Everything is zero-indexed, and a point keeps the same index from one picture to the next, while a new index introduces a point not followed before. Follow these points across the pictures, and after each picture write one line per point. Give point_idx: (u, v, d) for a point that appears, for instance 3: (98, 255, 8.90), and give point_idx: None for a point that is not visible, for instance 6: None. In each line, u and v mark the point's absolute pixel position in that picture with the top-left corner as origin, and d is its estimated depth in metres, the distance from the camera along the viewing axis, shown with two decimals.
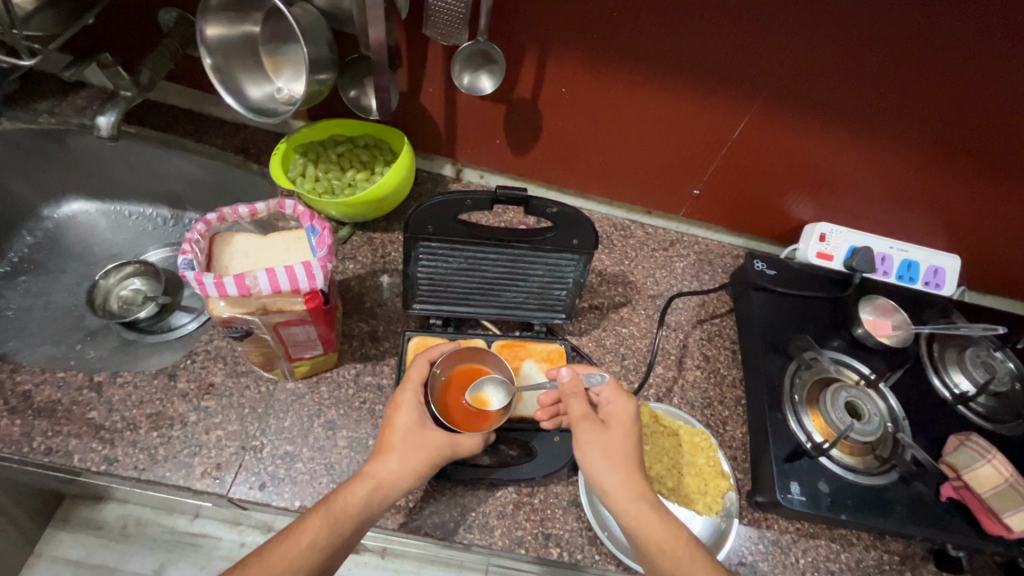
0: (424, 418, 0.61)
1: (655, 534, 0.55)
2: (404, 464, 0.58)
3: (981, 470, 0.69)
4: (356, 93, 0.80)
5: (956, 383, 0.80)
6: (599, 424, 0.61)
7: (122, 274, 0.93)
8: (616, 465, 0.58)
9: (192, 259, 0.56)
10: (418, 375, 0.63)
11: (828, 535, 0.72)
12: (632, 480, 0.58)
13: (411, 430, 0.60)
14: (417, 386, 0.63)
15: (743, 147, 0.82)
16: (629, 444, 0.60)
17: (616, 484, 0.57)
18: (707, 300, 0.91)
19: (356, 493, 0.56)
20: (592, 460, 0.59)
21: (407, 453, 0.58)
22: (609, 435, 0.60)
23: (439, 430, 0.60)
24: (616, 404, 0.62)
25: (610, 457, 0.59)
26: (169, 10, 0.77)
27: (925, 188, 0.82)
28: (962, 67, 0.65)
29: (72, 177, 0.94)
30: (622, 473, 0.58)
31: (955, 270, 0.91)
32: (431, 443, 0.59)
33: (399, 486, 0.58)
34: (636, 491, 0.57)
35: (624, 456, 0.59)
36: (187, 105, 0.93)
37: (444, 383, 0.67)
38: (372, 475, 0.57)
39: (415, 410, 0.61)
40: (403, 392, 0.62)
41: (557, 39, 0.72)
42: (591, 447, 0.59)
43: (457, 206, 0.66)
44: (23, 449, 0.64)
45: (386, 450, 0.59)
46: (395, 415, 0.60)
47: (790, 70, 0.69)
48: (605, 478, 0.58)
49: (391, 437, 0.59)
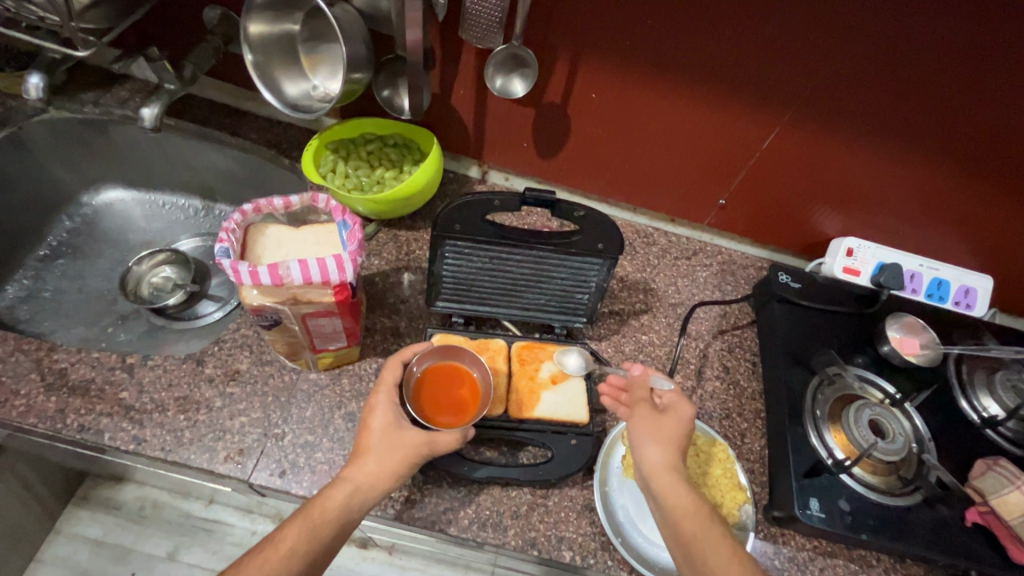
0: (401, 418, 0.61)
1: (678, 502, 0.56)
2: (383, 464, 0.57)
3: (1010, 497, 0.68)
4: (389, 93, 0.82)
5: (984, 407, 0.79)
6: (654, 408, 0.63)
7: (155, 261, 0.96)
8: (661, 441, 0.61)
9: (229, 247, 0.58)
10: (391, 376, 0.63)
11: (846, 555, 0.71)
12: (671, 458, 0.60)
13: (387, 431, 0.59)
14: (391, 387, 0.63)
15: (772, 159, 0.81)
16: (679, 432, 0.62)
17: (659, 459, 0.59)
18: (729, 311, 0.90)
19: (334, 497, 0.55)
20: (639, 432, 0.62)
21: (383, 454, 0.58)
22: (661, 418, 0.62)
23: (417, 429, 0.59)
24: (676, 402, 0.64)
25: (657, 435, 0.61)
26: (214, 8, 0.80)
27: (959, 207, 0.81)
28: (1000, 84, 0.64)
29: (112, 166, 0.97)
30: (664, 449, 0.60)
31: (988, 291, 0.89)
32: (408, 442, 0.58)
33: (378, 488, 0.57)
34: (671, 467, 0.59)
35: (670, 437, 0.61)
36: (225, 99, 0.95)
37: (420, 382, 0.66)
38: (349, 478, 0.56)
39: (391, 411, 0.61)
40: (377, 394, 0.62)
41: (589, 46, 0.72)
42: (640, 424, 0.62)
43: (486, 206, 0.67)
44: (57, 425, 0.66)
45: (363, 453, 0.58)
46: (371, 418, 0.60)
47: (823, 83, 0.69)
48: (649, 452, 0.60)
49: (368, 440, 0.59)
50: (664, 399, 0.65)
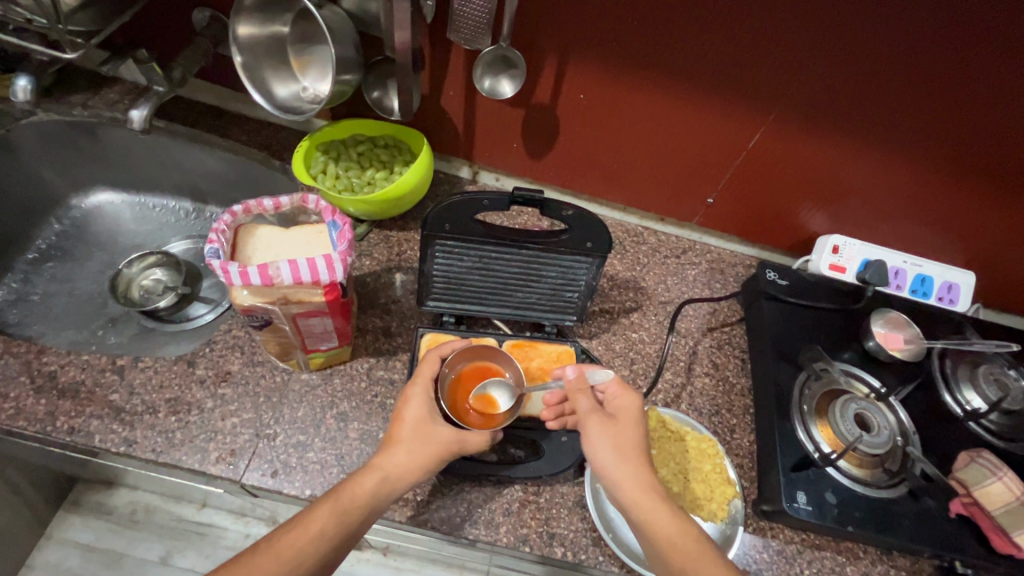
0: (434, 412, 0.61)
1: (665, 528, 0.55)
2: (414, 456, 0.58)
3: (992, 487, 0.70)
4: (379, 94, 0.82)
5: (968, 400, 0.80)
6: (608, 418, 0.62)
7: (145, 264, 0.95)
8: (624, 458, 0.59)
9: (218, 248, 0.58)
10: (429, 370, 0.64)
11: (834, 548, 0.72)
12: (641, 474, 0.58)
13: (422, 423, 0.60)
14: (428, 381, 0.63)
15: (757, 158, 0.83)
16: (635, 439, 0.61)
17: (626, 478, 0.58)
18: (718, 308, 0.91)
19: (364, 484, 0.55)
20: (598, 455, 0.59)
21: (415, 446, 0.58)
22: (617, 429, 0.61)
23: (449, 426, 0.60)
24: (621, 401, 0.63)
25: (619, 451, 0.59)
26: (202, 11, 0.80)
27: (940, 203, 0.82)
28: (974, 82, 0.66)
29: (101, 169, 0.97)
30: (627, 463, 0.59)
31: (970, 286, 0.91)
32: (440, 438, 0.59)
33: (406, 480, 0.57)
34: (639, 482, 0.58)
35: (628, 448, 0.60)
36: (215, 101, 0.96)
37: (455, 380, 0.67)
38: (381, 466, 0.57)
39: (425, 404, 0.61)
40: (414, 386, 0.63)
41: (576, 47, 0.73)
42: (599, 440, 0.60)
43: (475, 206, 0.67)
44: (47, 427, 0.66)
45: (394, 443, 0.59)
46: (405, 408, 0.61)
47: (807, 82, 0.70)
48: (617, 474, 0.58)
49: (400, 430, 0.59)
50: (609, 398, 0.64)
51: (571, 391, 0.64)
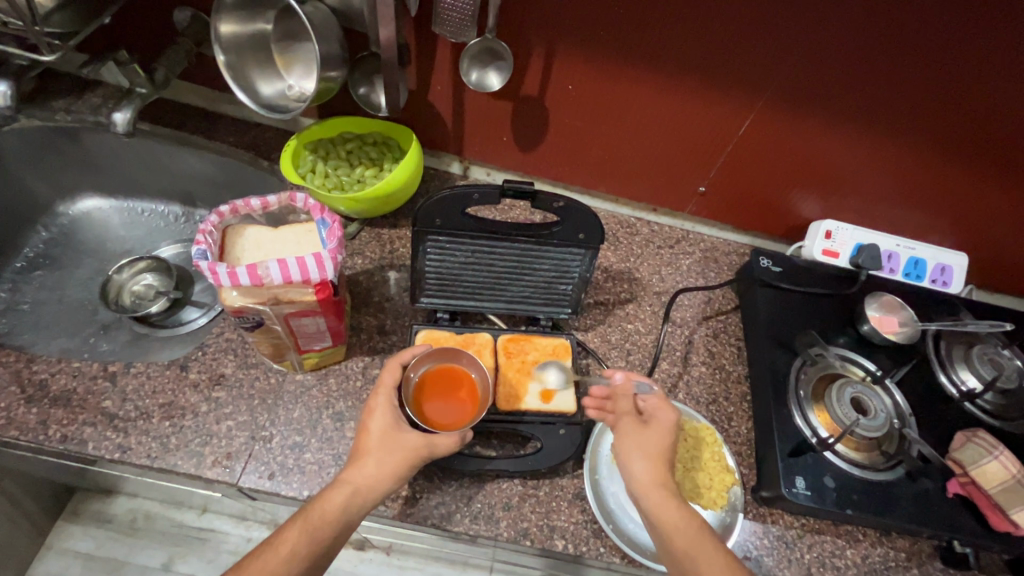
0: (400, 421, 0.60)
1: (667, 519, 0.56)
2: (381, 467, 0.57)
3: (989, 466, 0.69)
4: (366, 90, 0.81)
5: (963, 380, 0.80)
6: (637, 422, 0.63)
7: (135, 269, 0.94)
8: (648, 457, 0.60)
9: (206, 249, 0.57)
10: (390, 379, 0.63)
11: (833, 531, 0.72)
12: (656, 473, 0.59)
13: (387, 433, 0.59)
14: (390, 390, 0.62)
15: (748, 144, 0.82)
16: (662, 444, 0.61)
17: (643, 474, 0.59)
18: (712, 297, 0.91)
19: (334, 499, 0.55)
20: (624, 449, 0.61)
21: (382, 457, 0.58)
22: (645, 431, 0.62)
23: (416, 432, 0.59)
24: (657, 410, 0.64)
25: (642, 449, 0.61)
26: (184, 9, 0.78)
27: (932, 184, 0.82)
28: (963, 62, 0.65)
29: (88, 174, 0.96)
30: (654, 468, 0.60)
31: (963, 268, 0.91)
32: (407, 445, 0.58)
33: (377, 491, 0.57)
34: (658, 482, 0.59)
35: (654, 449, 0.61)
36: (201, 103, 0.95)
37: (420, 385, 0.66)
38: (348, 481, 0.57)
39: (390, 414, 0.61)
40: (377, 397, 0.62)
41: (563, 37, 0.73)
42: (625, 438, 0.62)
43: (465, 200, 0.67)
44: (39, 436, 0.65)
45: (362, 455, 0.58)
46: (371, 421, 0.60)
47: (797, 66, 0.70)
48: (638, 471, 0.60)
49: (366, 442, 0.59)
50: (646, 410, 0.64)
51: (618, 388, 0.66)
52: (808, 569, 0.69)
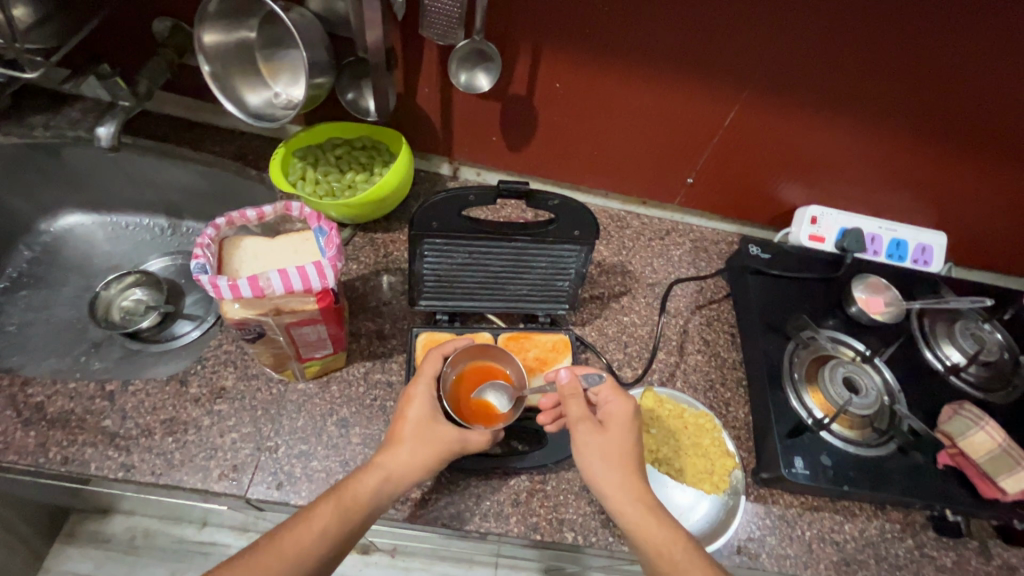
0: (436, 412, 0.61)
1: (651, 534, 0.57)
2: (415, 457, 0.58)
3: (976, 437, 0.71)
4: (354, 95, 0.81)
5: (947, 355, 0.83)
6: (598, 425, 0.61)
7: (124, 284, 0.93)
8: (614, 465, 0.60)
9: (205, 263, 0.57)
10: (432, 369, 0.64)
11: (832, 508, 0.74)
12: (630, 483, 0.59)
13: (423, 423, 0.60)
14: (431, 380, 0.63)
15: (734, 136, 0.84)
16: (625, 445, 0.61)
17: (617, 486, 0.59)
18: (704, 286, 0.93)
19: (366, 482, 0.56)
20: (589, 461, 0.60)
21: (417, 446, 0.59)
22: (607, 436, 0.61)
23: (451, 425, 0.61)
24: (612, 405, 0.63)
25: (607, 458, 0.60)
26: (163, 20, 0.78)
27: (910, 167, 0.85)
28: (936, 48, 0.68)
29: (70, 190, 0.94)
30: (620, 474, 0.59)
31: (942, 246, 0.94)
32: (443, 438, 0.59)
33: (410, 478, 0.58)
34: (634, 493, 0.59)
35: (618, 455, 0.60)
36: (183, 114, 0.93)
37: (456, 380, 0.67)
38: (383, 465, 0.57)
39: (428, 404, 0.61)
40: (417, 384, 0.63)
41: (549, 36, 0.73)
42: (589, 447, 0.60)
43: (461, 202, 0.68)
44: (39, 459, 0.64)
45: (397, 442, 0.59)
46: (408, 408, 0.61)
47: (778, 58, 0.72)
48: (606, 483, 0.59)
49: (402, 429, 0.60)
50: (600, 400, 0.64)
51: (564, 392, 0.63)
52: (810, 546, 0.71)
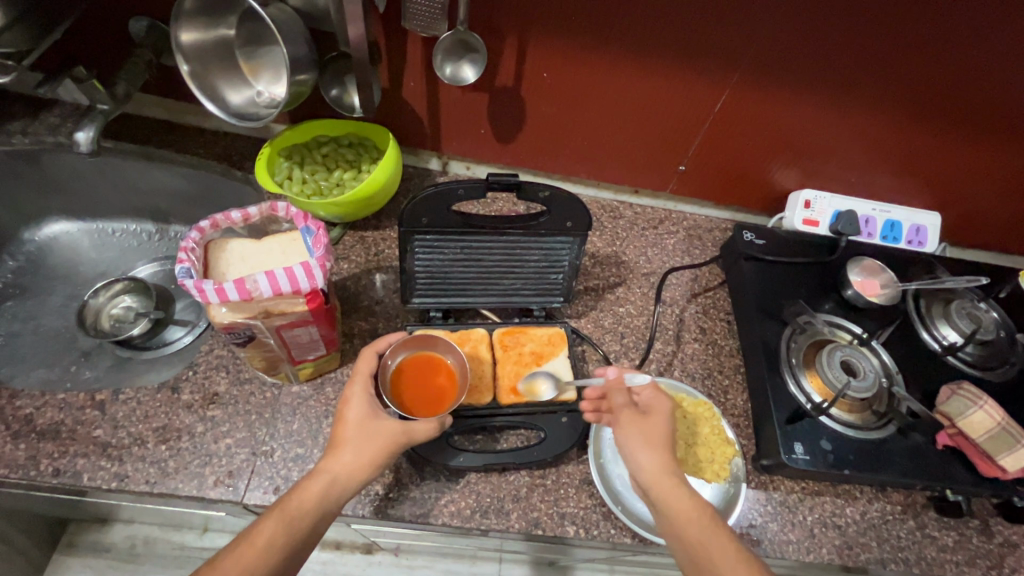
0: (376, 408, 0.60)
1: (677, 501, 0.57)
2: (359, 456, 0.57)
3: (975, 416, 0.71)
4: (338, 91, 0.80)
5: (944, 335, 0.83)
6: (640, 411, 0.64)
7: (112, 291, 0.91)
8: (652, 446, 0.61)
9: (190, 267, 0.56)
10: (366, 367, 0.62)
11: (833, 492, 0.74)
12: (663, 461, 0.60)
13: (364, 421, 0.59)
14: (367, 378, 0.62)
15: (724, 121, 0.83)
16: (664, 431, 0.63)
17: (651, 465, 0.60)
18: (699, 274, 0.92)
19: (311, 489, 0.55)
20: (628, 438, 0.62)
21: (360, 446, 0.57)
22: (647, 422, 0.63)
23: (393, 420, 0.59)
24: (655, 398, 0.65)
25: (646, 440, 0.62)
26: (140, 19, 0.76)
27: (903, 147, 0.84)
28: (925, 26, 0.67)
29: (52, 198, 0.92)
30: (656, 453, 0.61)
31: (936, 226, 0.95)
32: (385, 433, 0.58)
33: (356, 479, 0.57)
34: (667, 468, 0.60)
35: (659, 439, 0.62)
36: (166, 116, 0.92)
37: (397, 373, 0.66)
38: (326, 469, 0.56)
39: (366, 402, 0.60)
40: (353, 385, 0.61)
41: (535, 25, 0.72)
42: (629, 428, 0.63)
43: (450, 197, 0.66)
44: (30, 473, 0.63)
45: (339, 445, 0.58)
46: (347, 410, 0.59)
47: (766, 41, 0.71)
48: (643, 459, 0.60)
49: (343, 431, 0.58)
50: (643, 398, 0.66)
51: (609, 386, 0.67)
52: (812, 531, 0.71)
